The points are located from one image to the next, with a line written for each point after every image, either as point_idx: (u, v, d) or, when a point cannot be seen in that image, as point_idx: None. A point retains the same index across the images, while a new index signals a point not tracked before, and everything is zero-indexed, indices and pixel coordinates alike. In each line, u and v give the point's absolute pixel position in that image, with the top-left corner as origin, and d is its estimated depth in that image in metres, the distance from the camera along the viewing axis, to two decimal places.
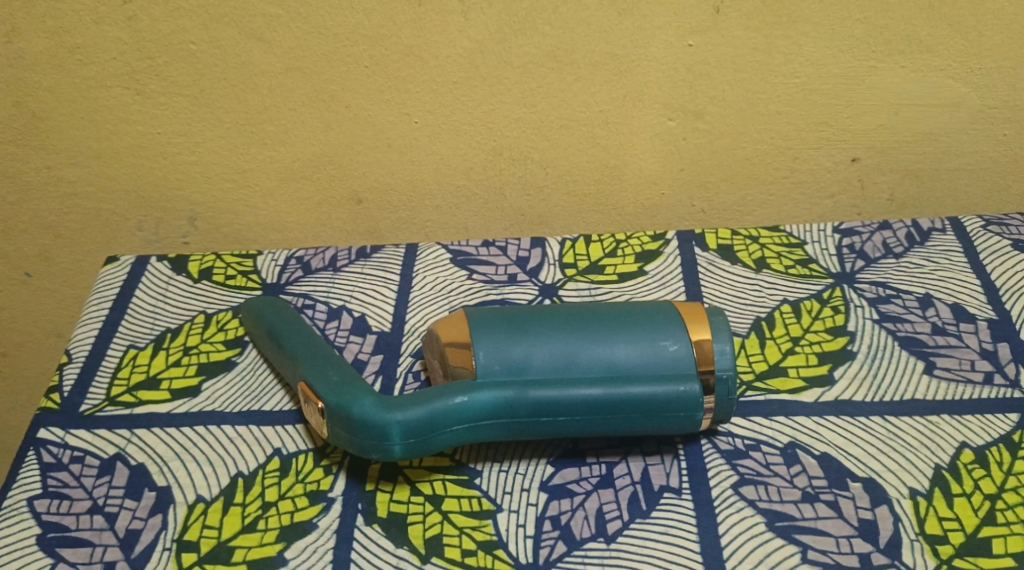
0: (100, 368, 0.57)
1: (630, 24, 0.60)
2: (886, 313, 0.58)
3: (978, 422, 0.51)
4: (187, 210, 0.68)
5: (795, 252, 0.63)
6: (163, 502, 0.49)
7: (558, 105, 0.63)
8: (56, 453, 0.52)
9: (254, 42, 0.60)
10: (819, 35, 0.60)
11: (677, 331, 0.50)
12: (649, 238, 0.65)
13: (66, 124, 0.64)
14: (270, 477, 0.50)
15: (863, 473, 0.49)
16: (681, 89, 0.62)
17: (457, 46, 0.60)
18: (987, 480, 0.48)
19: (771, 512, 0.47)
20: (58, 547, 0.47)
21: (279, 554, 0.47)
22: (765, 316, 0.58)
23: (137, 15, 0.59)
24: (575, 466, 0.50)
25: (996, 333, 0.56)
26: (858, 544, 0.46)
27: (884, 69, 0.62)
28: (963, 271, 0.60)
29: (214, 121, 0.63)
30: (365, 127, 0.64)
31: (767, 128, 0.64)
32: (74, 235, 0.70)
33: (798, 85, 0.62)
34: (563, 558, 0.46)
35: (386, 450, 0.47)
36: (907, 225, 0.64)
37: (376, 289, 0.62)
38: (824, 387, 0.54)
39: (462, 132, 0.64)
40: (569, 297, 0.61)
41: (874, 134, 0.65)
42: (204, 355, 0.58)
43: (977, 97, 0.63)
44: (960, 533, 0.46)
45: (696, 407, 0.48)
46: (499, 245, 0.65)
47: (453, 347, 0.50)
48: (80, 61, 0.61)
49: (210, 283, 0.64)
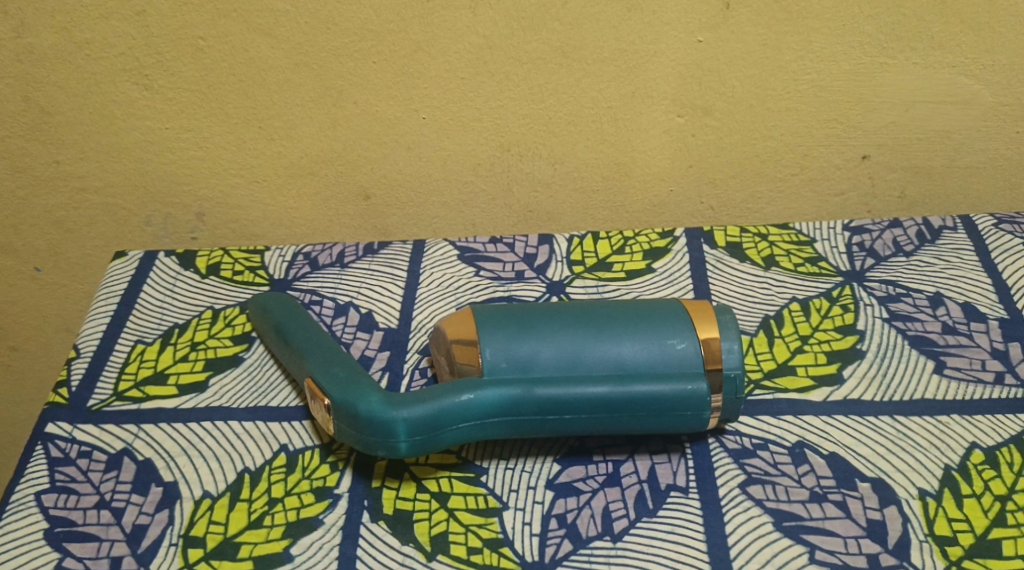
0: (108, 363, 0.57)
1: (640, 20, 0.59)
2: (895, 311, 0.57)
3: (988, 423, 0.51)
4: (196, 206, 0.68)
5: (804, 250, 0.63)
6: (169, 497, 0.49)
7: (566, 101, 0.63)
8: (64, 447, 0.52)
9: (262, 37, 0.60)
10: (829, 31, 0.60)
11: (684, 329, 0.50)
12: (657, 235, 0.65)
13: (75, 119, 0.64)
14: (276, 473, 0.50)
15: (871, 473, 0.49)
16: (690, 85, 0.62)
17: (465, 41, 0.60)
18: (997, 481, 0.48)
19: (779, 512, 0.47)
20: (65, 542, 0.47)
21: (284, 550, 0.47)
22: (774, 315, 0.58)
23: (146, 10, 0.59)
24: (581, 464, 0.50)
25: (1007, 332, 0.56)
26: (866, 545, 0.46)
27: (895, 66, 0.61)
28: (974, 270, 0.60)
29: (223, 116, 0.63)
30: (373, 123, 0.63)
31: (777, 125, 0.64)
32: (83, 230, 0.70)
33: (809, 82, 0.62)
34: (569, 556, 0.46)
35: (392, 447, 0.47)
36: (917, 223, 0.64)
37: (383, 285, 0.62)
38: (832, 386, 0.53)
39: (470, 128, 0.64)
40: (577, 294, 0.61)
41: (885, 131, 0.64)
42: (211, 350, 0.58)
43: (989, 94, 0.62)
44: (969, 534, 0.46)
45: (703, 406, 0.48)
46: (506, 242, 0.65)
47: (460, 344, 0.50)
48: (88, 56, 0.61)
49: (218, 279, 0.64)
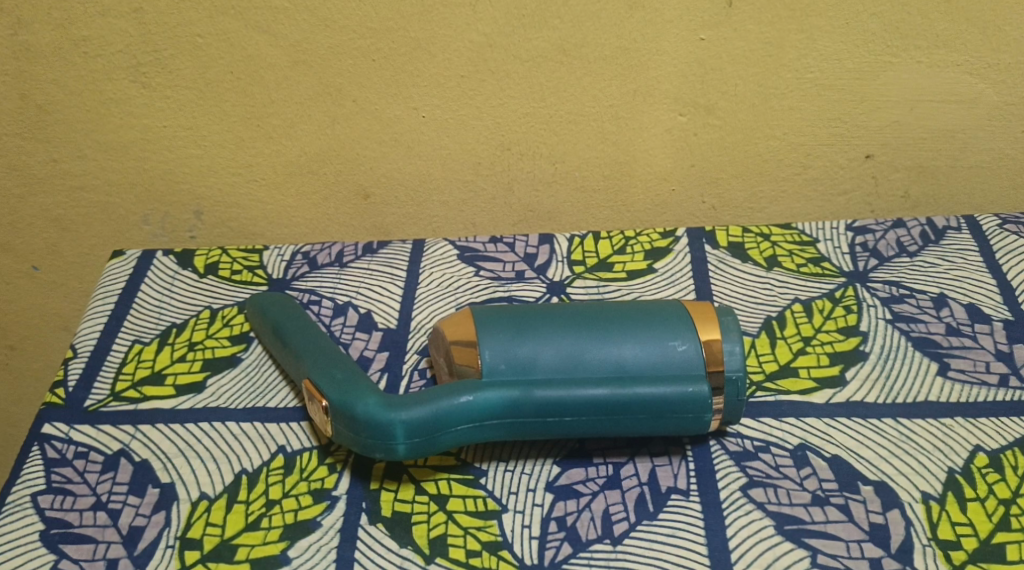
0: (105, 363, 0.57)
1: (642, 17, 0.59)
2: (899, 313, 0.57)
3: (992, 426, 0.50)
4: (194, 205, 0.67)
5: (807, 251, 0.62)
6: (166, 499, 0.49)
7: (567, 100, 0.62)
8: (60, 448, 0.52)
9: (260, 35, 0.59)
10: (832, 30, 0.59)
11: (685, 331, 0.49)
12: (659, 234, 0.64)
13: (73, 116, 0.63)
14: (274, 474, 0.50)
15: (874, 476, 0.48)
16: (692, 84, 0.61)
17: (465, 39, 0.59)
18: (1001, 484, 0.47)
19: (781, 515, 0.47)
20: (61, 543, 0.47)
21: (282, 552, 0.46)
22: (776, 316, 0.57)
23: (143, 7, 0.58)
24: (581, 466, 0.50)
25: (1012, 335, 0.55)
26: (870, 549, 0.45)
27: (899, 64, 0.61)
28: (978, 271, 0.59)
29: (221, 114, 0.63)
30: (372, 122, 0.63)
31: (780, 124, 0.63)
32: (81, 228, 0.70)
33: (812, 80, 0.61)
34: (569, 560, 0.46)
35: (390, 450, 0.47)
36: (920, 223, 0.63)
37: (383, 285, 0.61)
38: (835, 389, 0.53)
39: (470, 126, 0.63)
40: (578, 295, 0.60)
41: (888, 130, 0.64)
42: (209, 351, 0.57)
43: (995, 93, 0.62)
44: (973, 538, 0.45)
45: (705, 408, 0.48)
46: (506, 242, 0.65)
47: (459, 345, 0.50)
48: (86, 54, 0.60)
49: (216, 278, 0.63)
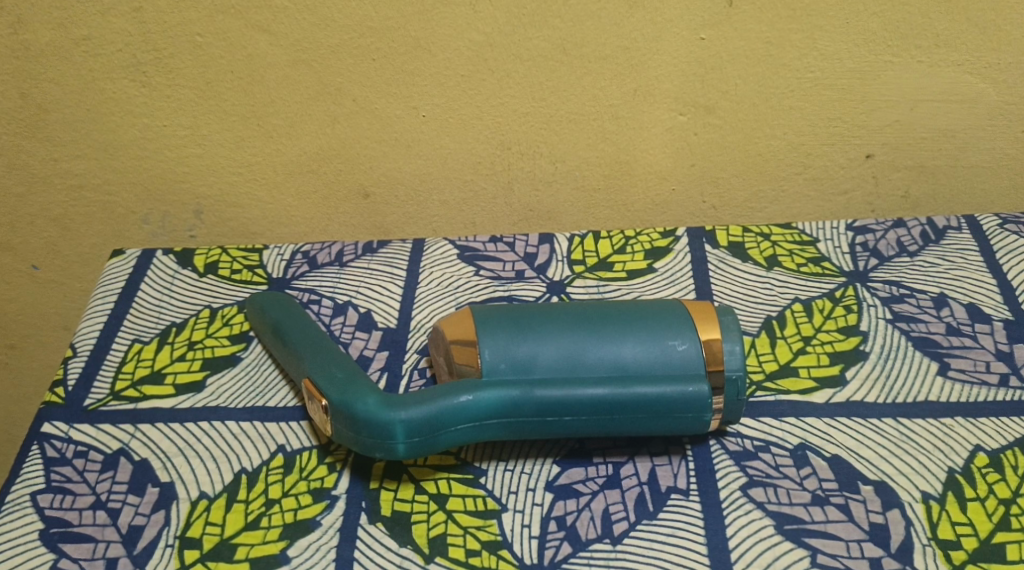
0: (105, 363, 0.57)
1: (642, 17, 0.59)
2: (899, 312, 0.57)
3: (993, 426, 0.50)
4: (193, 205, 0.67)
5: (807, 250, 0.62)
6: (166, 498, 0.49)
7: (567, 99, 0.62)
8: (60, 447, 0.52)
9: (261, 34, 0.59)
10: (832, 29, 0.59)
11: (685, 331, 0.49)
12: (659, 234, 0.64)
13: (72, 115, 0.63)
14: (274, 474, 0.50)
15: (874, 476, 0.48)
16: (692, 83, 0.61)
17: (465, 38, 0.59)
18: (1001, 484, 0.47)
19: (781, 515, 0.47)
20: (60, 543, 0.47)
21: (281, 552, 0.46)
22: (776, 316, 0.57)
23: (143, 6, 0.58)
24: (581, 466, 0.50)
25: (1012, 334, 0.55)
26: (870, 549, 0.45)
27: (900, 64, 0.61)
28: (978, 271, 0.59)
29: (221, 113, 0.63)
30: (372, 121, 0.63)
31: (780, 124, 0.63)
32: (81, 227, 0.70)
33: (812, 79, 0.61)
34: (568, 559, 0.46)
35: (390, 449, 0.47)
36: (921, 223, 0.63)
37: (383, 284, 0.61)
38: (835, 388, 0.53)
39: (470, 126, 0.63)
40: (578, 294, 0.60)
41: (888, 130, 0.64)
42: (209, 350, 0.57)
43: (995, 93, 0.62)
44: (973, 538, 0.45)
45: (705, 408, 0.48)
46: (506, 242, 0.65)
47: (459, 345, 0.50)
48: (86, 53, 0.60)
49: (216, 277, 0.63)
